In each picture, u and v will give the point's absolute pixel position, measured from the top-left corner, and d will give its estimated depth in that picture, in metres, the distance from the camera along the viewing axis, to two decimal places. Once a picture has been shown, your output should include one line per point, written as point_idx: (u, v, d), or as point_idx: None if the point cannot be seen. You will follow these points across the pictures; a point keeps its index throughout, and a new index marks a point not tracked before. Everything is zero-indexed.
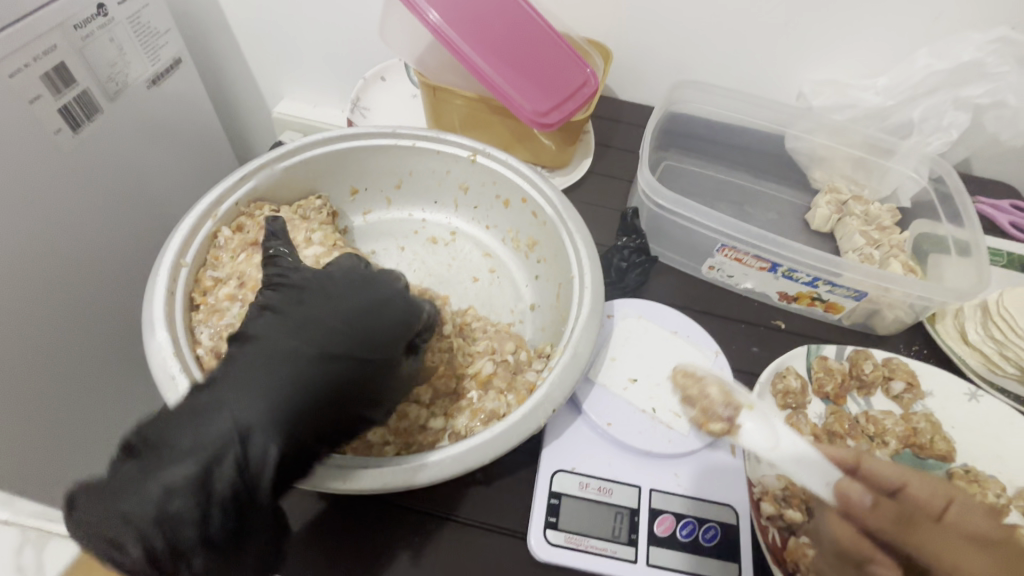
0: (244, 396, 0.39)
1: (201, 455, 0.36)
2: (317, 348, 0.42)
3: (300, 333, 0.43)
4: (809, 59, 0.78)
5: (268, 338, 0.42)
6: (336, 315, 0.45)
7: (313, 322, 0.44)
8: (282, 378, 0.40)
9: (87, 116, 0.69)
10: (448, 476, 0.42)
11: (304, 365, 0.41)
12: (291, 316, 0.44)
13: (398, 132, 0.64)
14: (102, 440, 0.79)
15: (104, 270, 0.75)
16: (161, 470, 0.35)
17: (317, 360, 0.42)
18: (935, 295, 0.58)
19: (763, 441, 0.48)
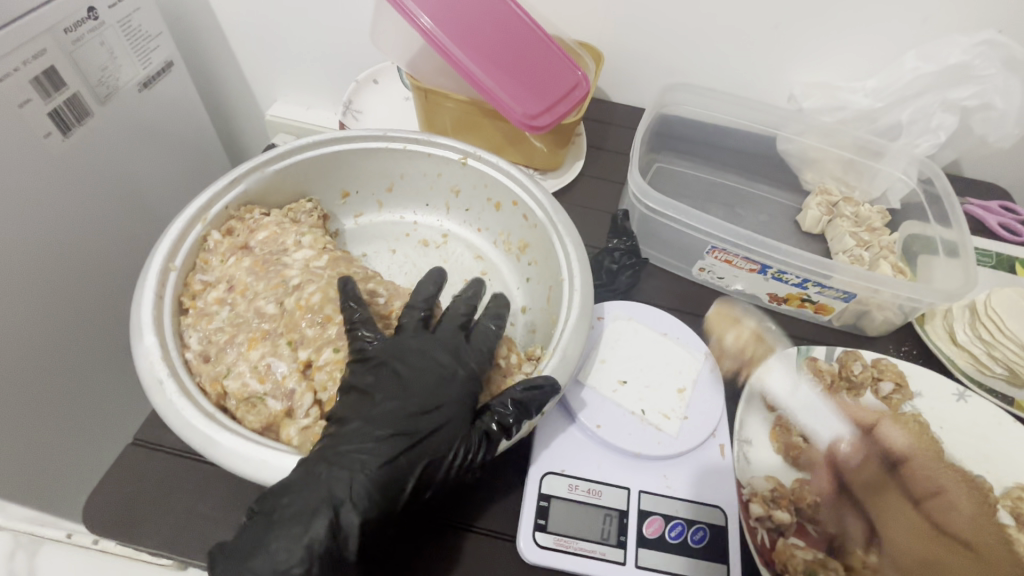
0: (344, 471, 0.41)
1: (305, 526, 0.39)
2: (397, 423, 0.44)
3: (393, 386, 0.46)
4: (798, 62, 0.78)
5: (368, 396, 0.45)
6: (420, 390, 0.46)
7: (397, 396, 0.45)
8: (378, 454, 0.42)
9: (77, 119, 0.69)
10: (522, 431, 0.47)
11: (393, 415, 0.44)
12: (376, 391, 0.45)
13: (389, 135, 0.64)
14: (94, 446, 0.79)
15: (96, 274, 0.75)
16: (280, 534, 0.39)
17: (403, 435, 0.43)
18: (923, 296, 0.58)
19: (780, 385, 0.58)
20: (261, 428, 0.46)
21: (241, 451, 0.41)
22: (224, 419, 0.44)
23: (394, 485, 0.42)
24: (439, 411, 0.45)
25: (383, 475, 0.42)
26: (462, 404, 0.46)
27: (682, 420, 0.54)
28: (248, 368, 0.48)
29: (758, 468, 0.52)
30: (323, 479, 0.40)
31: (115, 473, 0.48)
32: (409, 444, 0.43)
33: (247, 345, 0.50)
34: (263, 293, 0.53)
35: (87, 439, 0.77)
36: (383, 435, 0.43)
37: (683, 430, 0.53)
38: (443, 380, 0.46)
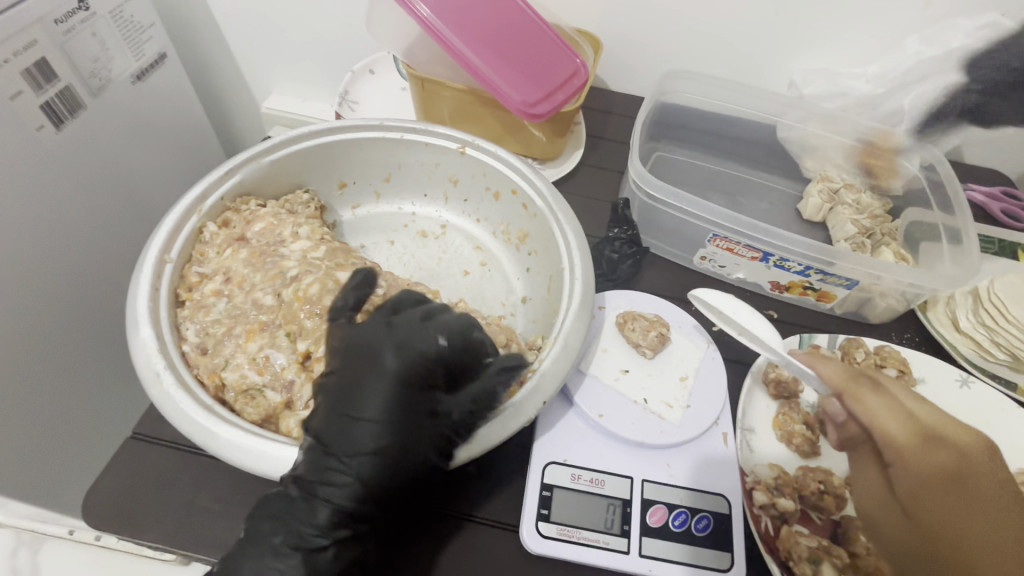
0: (303, 495, 0.40)
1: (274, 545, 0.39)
2: (339, 444, 0.41)
3: (338, 395, 0.42)
4: (800, 47, 0.77)
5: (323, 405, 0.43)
6: (363, 397, 0.42)
7: (339, 408, 0.42)
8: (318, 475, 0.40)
9: (69, 112, 0.68)
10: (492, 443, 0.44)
11: (332, 433, 0.41)
12: (332, 395, 0.43)
13: (386, 124, 0.63)
14: (90, 442, 0.78)
15: (92, 271, 0.74)
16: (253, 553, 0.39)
17: (337, 454, 0.41)
18: (927, 283, 0.58)
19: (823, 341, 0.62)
20: (261, 420, 0.46)
21: (236, 455, 0.41)
22: (224, 412, 0.43)
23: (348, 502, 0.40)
24: (373, 418, 0.41)
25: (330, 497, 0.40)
26: (397, 406, 0.42)
27: (684, 409, 0.53)
28: (246, 360, 0.48)
29: (760, 457, 0.52)
30: (275, 504, 0.40)
31: (113, 467, 0.47)
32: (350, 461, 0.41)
33: (245, 337, 0.49)
34: (260, 284, 0.52)
35: (85, 434, 0.77)
36: (330, 457, 0.41)
37: (685, 419, 0.53)
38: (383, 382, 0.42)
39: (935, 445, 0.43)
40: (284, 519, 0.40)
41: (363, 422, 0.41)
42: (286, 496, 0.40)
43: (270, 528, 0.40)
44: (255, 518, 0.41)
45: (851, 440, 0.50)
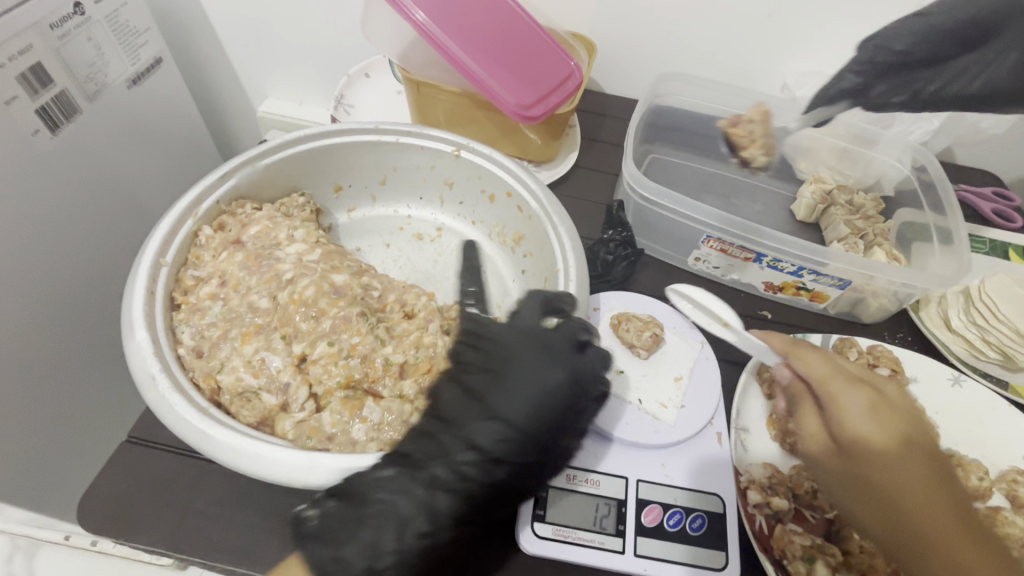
0: (444, 493, 0.44)
1: (393, 529, 0.42)
2: (499, 452, 0.46)
3: (513, 406, 0.49)
4: (791, 50, 0.78)
5: (484, 413, 0.48)
6: (530, 412, 0.49)
7: (506, 421, 0.48)
8: (456, 470, 0.45)
9: (66, 117, 0.68)
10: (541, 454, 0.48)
11: (496, 439, 0.47)
12: (491, 397, 0.49)
13: (381, 128, 0.64)
14: (85, 448, 0.78)
15: (87, 276, 0.74)
16: (351, 533, 0.41)
17: (479, 457, 0.46)
18: (919, 283, 0.58)
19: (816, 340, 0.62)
20: (256, 423, 0.46)
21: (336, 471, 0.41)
22: (218, 414, 0.44)
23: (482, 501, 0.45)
24: (517, 425, 0.48)
25: (467, 490, 0.44)
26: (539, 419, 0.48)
27: (678, 409, 0.54)
28: (242, 363, 0.48)
29: (755, 455, 0.52)
30: (398, 492, 0.43)
31: (108, 471, 0.47)
32: (487, 465, 0.46)
33: (241, 340, 0.49)
34: (256, 288, 0.52)
35: (81, 439, 0.76)
36: (489, 462, 0.46)
37: (679, 419, 0.53)
38: (534, 395, 0.49)
39: (858, 386, 0.46)
40: (407, 511, 0.42)
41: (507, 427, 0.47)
42: (411, 486, 0.43)
43: (392, 518, 0.42)
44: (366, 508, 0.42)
45: (789, 393, 0.52)
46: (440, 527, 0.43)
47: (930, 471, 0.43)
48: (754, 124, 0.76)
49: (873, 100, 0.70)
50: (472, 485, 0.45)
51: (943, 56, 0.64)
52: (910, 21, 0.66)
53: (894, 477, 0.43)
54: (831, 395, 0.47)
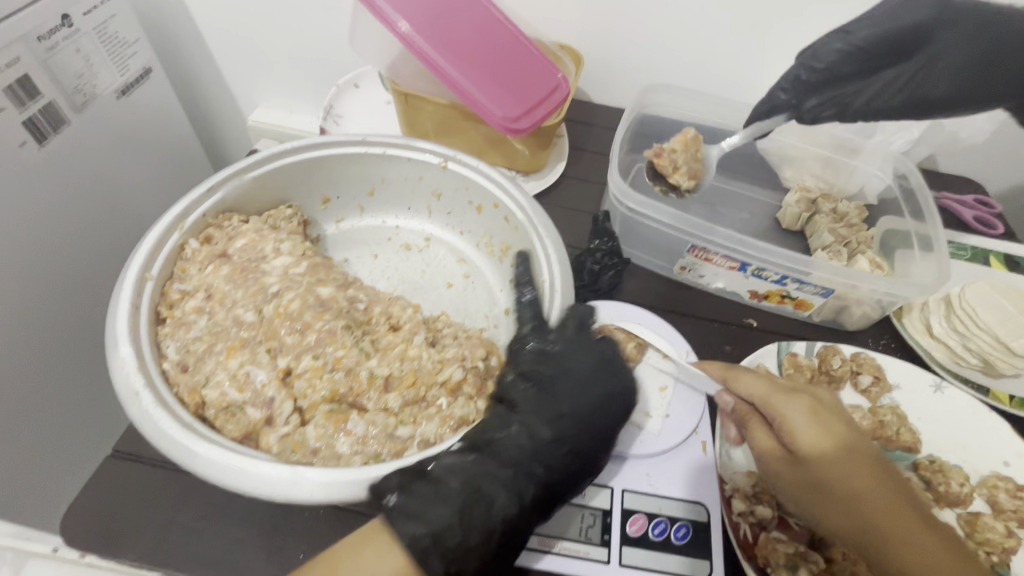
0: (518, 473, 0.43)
1: (480, 507, 0.41)
2: (570, 441, 0.46)
3: (582, 398, 0.48)
4: (774, 61, 0.79)
5: (550, 406, 0.47)
6: (598, 403, 0.48)
7: (576, 411, 0.47)
8: (533, 463, 0.44)
9: (53, 129, 0.68)
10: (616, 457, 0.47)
11: (566, 429, 0.46)
12: (561, 396, 0.48)
13: (369, 140, 0.64)
14: (73, 460, 0.77)
15: (74, 287, 0.74)
16: (437, 506, 0.40)
17: (552, 453, 0.45)
18: (900, 291, 0.59)
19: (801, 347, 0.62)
20: (241, 437, 0.46)
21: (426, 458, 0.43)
22: (202, 429, 0.44)
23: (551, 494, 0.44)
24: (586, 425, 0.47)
25: (540, 482, 0.44)
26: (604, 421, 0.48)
27: (663, 419, 0.54)
28: (227, 377, 0.48)
29: (740, 464, 0.52)
30: (481, 479, 0.42)
31: (92, 486, 0.47)
32: (559, 462, 0.45)
33: (226, 354, 0.49)
34: (241, 301, 0.52)
35: (69, 451, 0.76)
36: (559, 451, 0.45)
37: (664, 428, 0.54)
38: (602, 395, 0.48)
39: (795, 394, 0.48)
40: (494, 496, 0.42)
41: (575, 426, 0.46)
42: (496, 474, 0.43)
43: (478, 502, 0.41)
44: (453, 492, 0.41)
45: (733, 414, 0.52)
46: (519, 514, 0.42)
47: (868, 455, 0.46)
48: (676, 153, 0.74)
49: (807, 112, 0.72)
50: (545, 478, 0.44)
51: (872, 67, 0.66)
52: (834, 38, 0.68)
53: (844, 481, 0.45)
54: (776, 409, 0.48)
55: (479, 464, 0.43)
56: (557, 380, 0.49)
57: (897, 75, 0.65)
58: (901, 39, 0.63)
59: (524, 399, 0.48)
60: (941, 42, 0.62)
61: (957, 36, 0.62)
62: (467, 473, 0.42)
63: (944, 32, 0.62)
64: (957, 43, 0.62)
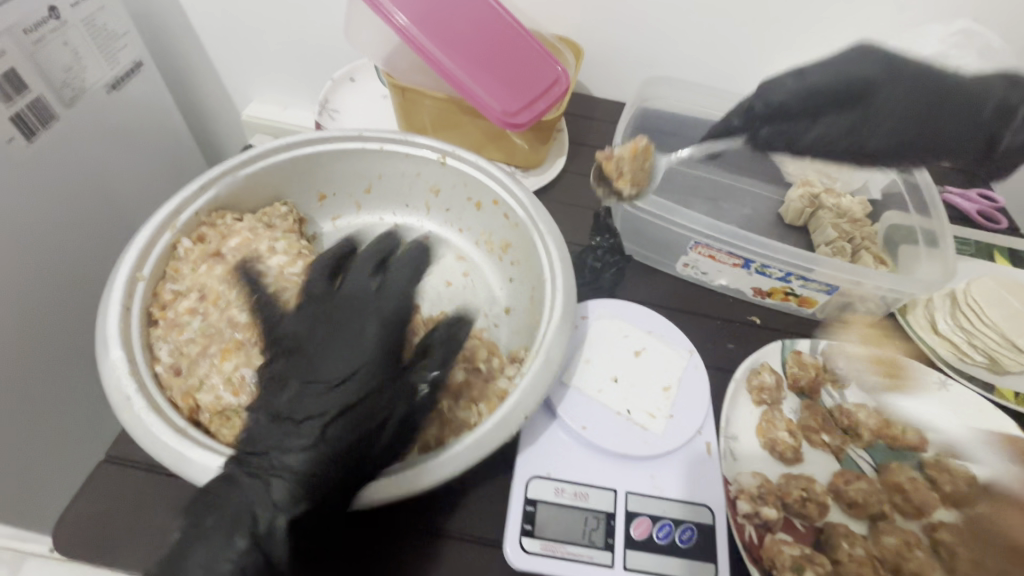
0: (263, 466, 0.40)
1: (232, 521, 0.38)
2: (315, 405, 0.43)
3: (326, 368, 0.44)
4: (777, 54, 0.78)
5: (298, 385, 0.44)
6: (330, 362, 0.45)
7: (303, 378, 0.44)
8: (310, 430, 0.42)
9: (41, 123, 0.66)
10: (449, 472, 0.42)
11: (307, 401, 0.43)
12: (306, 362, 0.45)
13: (365, 135, 0.63)
14: (68, 461, 0.76)
15: (67, 285, 0.72)
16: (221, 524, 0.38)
17: (323, 414, 0.42)
18: (904, 288, 0.58)
19: (806, 345, 0.62)
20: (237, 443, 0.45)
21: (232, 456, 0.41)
22: (198, 435, 0.42)
23: (343, 456, 0.41)
24: (355, 377, 0.44)
25: (321, 448, 0.41)
26: (379, 362, 0.45)
27: (667, 419, 0.53)
28: (221, 381, 0.47)
29: (744, 465, 0.53)
30: (271, 461, 0.41)
31: (85, 492, 0.46)
32: (331, 419, 0.42)
33: (220, 356, 0.48)
34: (237, 302, 0.52)
35: (64, 453, 0.75)
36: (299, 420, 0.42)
37: (668, 430, 0.52)
38: (345, 361, 0.45)
39: None
40: (280, 482, 0.39)
41: (348, 383, 0.44)
42: (282, 453, 0.41)
43: (264, 490, 0.39)
44: (244, 483, 0.39)
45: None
46: (311, 488, 0.40)
47: None
48: (623, 160, 0.67)
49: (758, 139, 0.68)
50: (325, 444, 0.41)
51: (813, 107, 0.63)
52: (788, 76, 0.64)
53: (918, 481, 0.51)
54: None
55: (270, 446, 0.41)
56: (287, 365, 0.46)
57: (831, 124, 0.62)
58: (838, 88, 0.61)
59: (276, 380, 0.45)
60: (881, 87, 0.60)
61: (906, 78, 0.59)
62: (259, 463, 0.40)
63: (894, 78, 0.59)
64: (901, 98, 0.59)
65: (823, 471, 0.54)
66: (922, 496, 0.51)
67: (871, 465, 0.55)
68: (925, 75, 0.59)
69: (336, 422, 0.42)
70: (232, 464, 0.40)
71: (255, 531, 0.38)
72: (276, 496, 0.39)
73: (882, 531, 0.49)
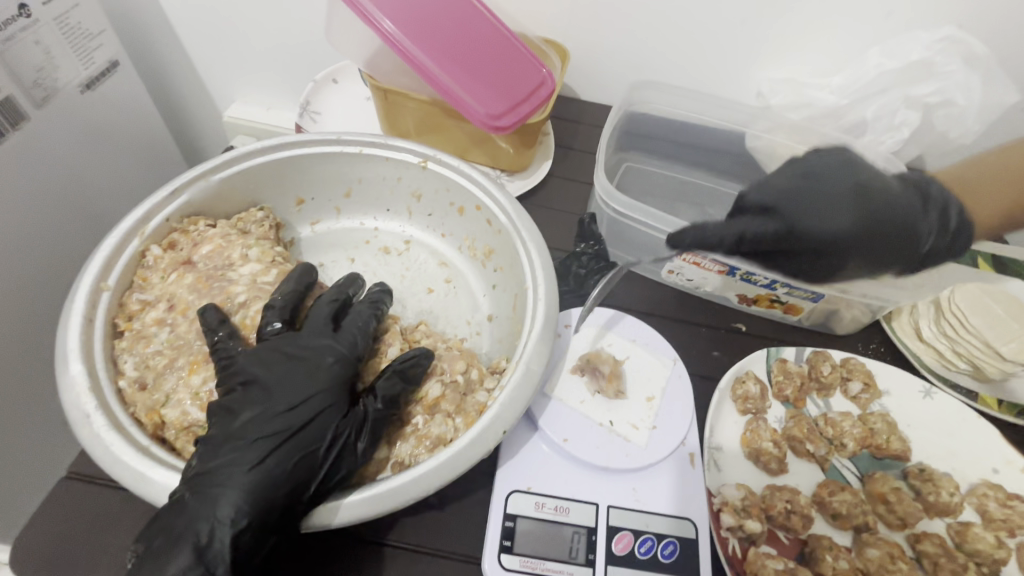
0: (207, 491, 0.38)
1: (170, 552, 0.37)
2: (270, 427, 0.41)
3: (283, 392, 0.43)
4: (762, 58, 0.77)
5: (251, 412, 0.42)
6: (291, 384, 0.44)
7: (260, 400, 0.43)
8: (258, 450, 0.40)
9: (10, 124, 0.64)
10: (402, 502, 0.40)
11: (256, 423, 0.41)
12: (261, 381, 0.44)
13: (343, 139, 0.61)
14: (37, 472, 0.74)
15: (36, 291, 0.70)
16: (164, 553, 0.37)
17: (273, 435, 0.41)
18: (889, 295, 0.58)
19: (790, 353, 0.61)
20: None
21: (181, 477, 0.40)
22: (160, 453, 0.41)
23: (293, 479, 0.40)
24: (312, 403, 0.43)
25: (268, 470, 0.40)
26: (337, 392, 0.44)
27: (651, 431, 0.51)
28: (188, 395, 0.45)
29: (729, 475, 0.52)
30: (216, 480, 0.39)
31: (45, 509, 0.44)
32: (282, 441, 0.41)
33: (188, 370, 0.47)
34: None
35: (33, 464, 0.73)
36: (251, 440, 0.41)
37: (652, 441, 0.51)
38: (303, 384, 0.44)
39: None
40: (225, 502, 0.38)
41: (304, 407, 0.43)
42: (229, 472, 0.39)
43: (206, 512, 0.38)
44: (187, 505, 0.38)
45: None
46: (256, 512, 0.38)
47: None
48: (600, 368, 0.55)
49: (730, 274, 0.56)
50: (274, 463, 0.40)
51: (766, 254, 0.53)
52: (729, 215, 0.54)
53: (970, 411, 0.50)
54: None
55: (216, 464, 0.40)
56: (245, 388, 0.44)
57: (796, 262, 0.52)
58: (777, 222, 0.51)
59: (226, 404, 0.43)
60: (820, 201, 0.51)
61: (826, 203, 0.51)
62: (203, 481, 0.39)
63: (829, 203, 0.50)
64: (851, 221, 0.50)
65: (807, 481, 0.53)
66: (905, 507, 0.51)
67: (856, 474, 0.54)
68: (848, 182, 0.51)
69: (291, 446, 0.41)
70: (182, 488, 0.39)
71: (197, 552, 0.37)
72: (219, 519, 0.37)
73: (867, 542, 0.49)
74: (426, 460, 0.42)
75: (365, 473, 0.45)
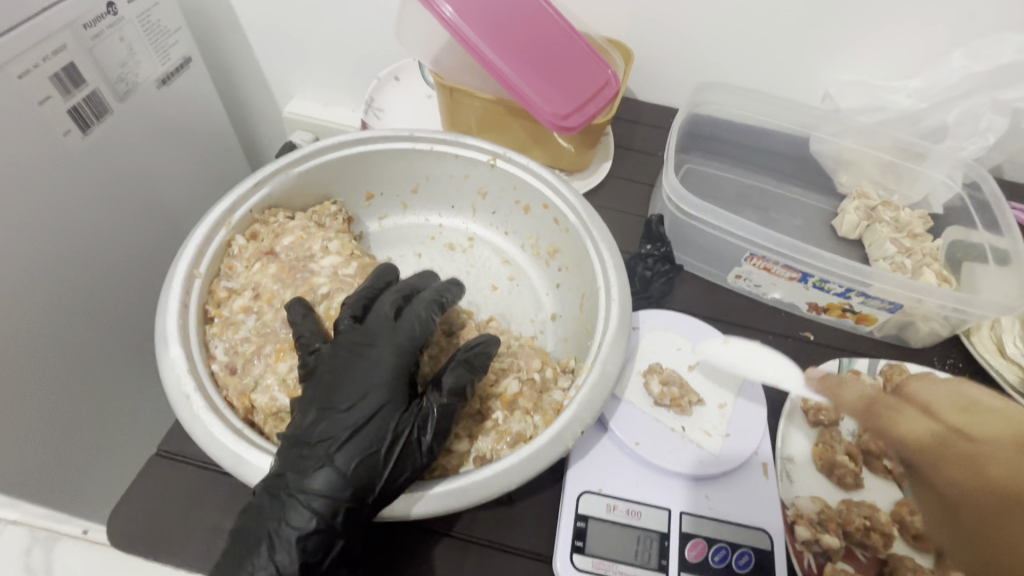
0: (279, 496, 0.40)
1: (251, 550, 0.39)
2: (339, 427, 0.41)
3: (345, 389, 0.43)
4: (833, 61, 0.75)
5: (319, 410, 0.42)
6: (347, 384, 0.43)
7: (322, 402, 0.43)
8: (324, 452, 0.41)
9: (97, 117, 0.67)
10: (475, 502, 0.40)
11: (322, 423, 0.42)
12: (324, 380, 0.44)
13: (416, 135, 0.62)
14: (110, 448, 0.78)
15: (112, 276, 0.73)
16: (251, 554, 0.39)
17: (337, 437, 0.41)
18: (974, 309, 0.55)
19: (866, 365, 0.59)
20: None
21: (256, 475, 0.41)
22: (254, 436, 0.43)
23: (355, 483, 0.40)
24: (370, 401, 0.42)
25: (335, 472, 0.40)
26: (393, 390, 0.43)
27: (724, 438, 0.51)
28: (276, 381, 0.47)
29: (802, 488, 0.51)
30: (286, 485, 0.40)
31: (139, 484, 0.46)
32: (344, 442, 0.41)
33: (275, 357, 0.48)
34: None
35: (105, 439, 0.77)
36: (314, 444, 0.41)
37: (726, 448, 0.50)
38: (362, 383, 0.43)
39: None
40: (296, 506, 0.39)
41: (361, 407, 0.42)
42: (300, 474, 0.40)
43: (279, 515, 0.39)
44: (262, 509, 0.40)
45: None
46: (323, 516, 0.39)
47: None
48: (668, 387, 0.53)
49: None
50: (339, 465, 0.40)
51: None
52: None
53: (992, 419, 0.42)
54: None
55: (284, 468, 0.40)
56: (312, 388, 0.44)
57: None
58: None
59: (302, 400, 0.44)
60: None
61: None
62: (274, 483, 0.40)
63: None
64: None
65: (884, 497, 0.51)
66: None
67: None
68: None
69: (354, 446, 0.41)
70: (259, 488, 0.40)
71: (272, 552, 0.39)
72: (290, 522, 0.39)
73: None
74: (507, 457, 0.42)
75: (447, 466, 0.46)
